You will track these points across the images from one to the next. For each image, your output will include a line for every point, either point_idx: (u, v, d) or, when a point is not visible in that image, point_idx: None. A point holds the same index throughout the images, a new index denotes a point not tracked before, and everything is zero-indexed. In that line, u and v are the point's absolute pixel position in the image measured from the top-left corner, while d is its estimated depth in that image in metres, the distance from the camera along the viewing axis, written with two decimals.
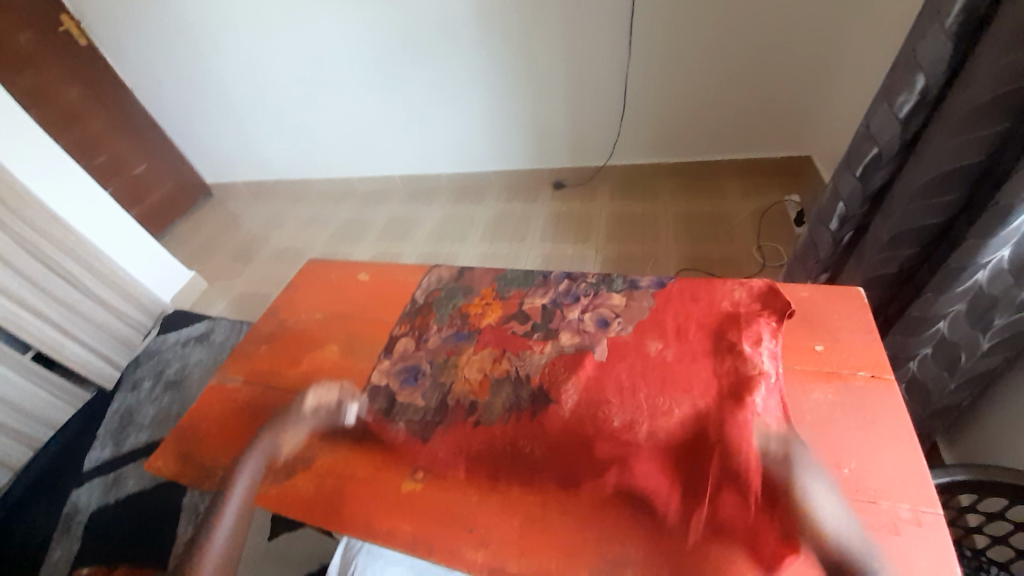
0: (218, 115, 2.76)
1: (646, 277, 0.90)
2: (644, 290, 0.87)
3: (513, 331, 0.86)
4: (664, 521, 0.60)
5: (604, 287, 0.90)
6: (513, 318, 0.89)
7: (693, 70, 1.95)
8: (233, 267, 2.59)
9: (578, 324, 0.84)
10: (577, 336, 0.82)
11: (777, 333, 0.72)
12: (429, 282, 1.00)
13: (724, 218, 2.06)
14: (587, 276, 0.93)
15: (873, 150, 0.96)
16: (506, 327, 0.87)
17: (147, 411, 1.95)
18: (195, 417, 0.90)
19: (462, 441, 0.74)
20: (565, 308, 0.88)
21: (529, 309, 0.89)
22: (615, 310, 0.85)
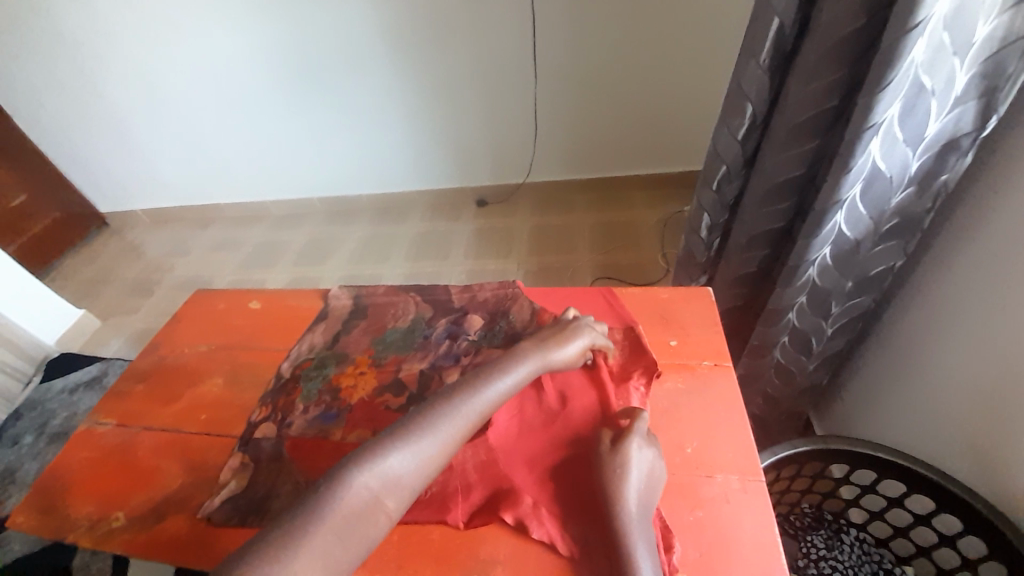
0: (111, 139, 2.56)
1: (528, 329, 0.85)
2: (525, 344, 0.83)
3: (387, 405, 0.78)
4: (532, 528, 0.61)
5: (487, 346, 0.84)
6: (387, 389, 0.80)
7: (594, 92, 2.12)
8: (132, 301, 2.38)
9: None
10: None
11: (644, 397, 0.72)
12: (299, 351, 0.90)
13: (633, 229, 2.22)
14: (469, 333, 0.87)
15: (722, 167, 1.09)
16: (380, 400, 0.79)
17: (29, 469, 1.74)
18: (58, 470, 0.82)
19: None
20: (443, 371, 0.81)
21: (405, 377, 0.81)
22: None
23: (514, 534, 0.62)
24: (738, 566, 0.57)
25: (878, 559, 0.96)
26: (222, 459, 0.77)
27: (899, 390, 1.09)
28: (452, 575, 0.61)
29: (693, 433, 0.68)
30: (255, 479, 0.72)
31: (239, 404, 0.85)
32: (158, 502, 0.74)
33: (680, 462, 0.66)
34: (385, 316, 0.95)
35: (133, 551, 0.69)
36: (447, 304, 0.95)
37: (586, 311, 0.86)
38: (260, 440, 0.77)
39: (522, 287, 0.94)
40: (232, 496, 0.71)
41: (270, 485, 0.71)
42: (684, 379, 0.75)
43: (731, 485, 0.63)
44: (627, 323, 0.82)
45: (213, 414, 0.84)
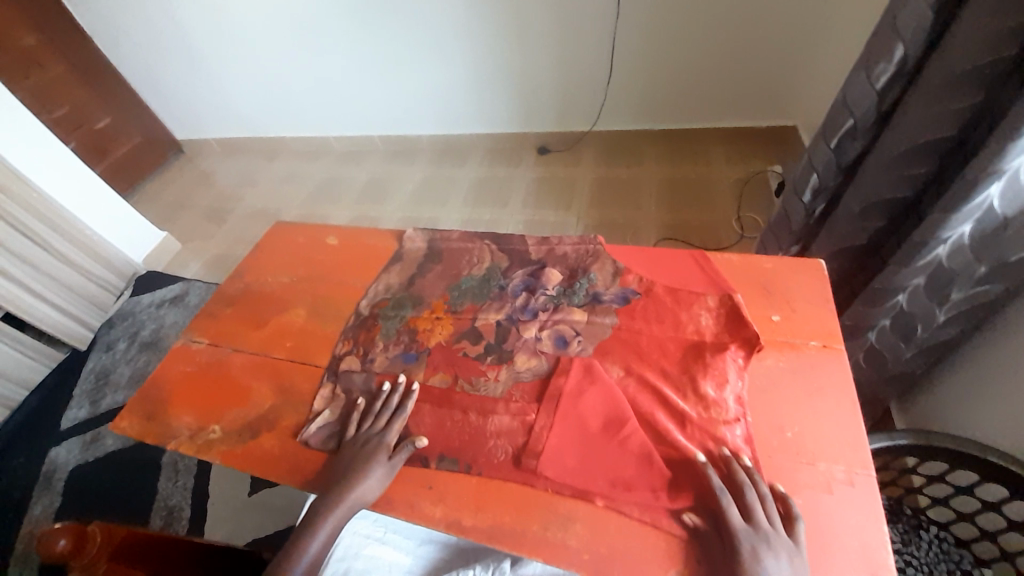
0: (185, 66, 2.60)
1: (610, 289, 0.81)
2: (607, 305, 0.79)
3: (464, 353, 0.77)
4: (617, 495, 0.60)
5: (564, 305, 0.80)
6: (463, 337, 0.80)
7: (682, 31, 1.88)
8: (207, 227, 2.51)
9: (535, 344, 0.76)
10: (534, 358, 0.74)
11: (742, 373, 0.67)
12: (376, 290, 0.91)
13: (706, 187, 2.05)
14: (547, 288, 0.84)
15: (849, 122, 0.95)
16: (458, 347, 0.78)
17: (124, 371, 1.95)
18: (159, 380, 0.89)
19: (443, 414, 0.71)
20: (521, 326, 0.79)
21: (482, 327, 0.80)
22: (576, 327, 0.76)
23: (597, 498, 0.61)
24: (839, 561, 0.54)
25: (956, 560, 0.90)
26: (308, 388, 0.80)
27: (1012, 392, 0.98)
28: (529, 524, 0.61)
29: (793, 417, 0.63)
30: (343, 409, 0.75)
31: (319, 337, 0.87)
32: (249, 420, 0.79)
33: (779, 446, 0.61)
34: (460, 262, 0.92)
35: (231, 462, 0.75)
36: (524, 256, 0.91)
37: (679, 276, 0.80)
38: (347, 374, 0.79)
39: (605, 243, 0.88)
40: (328, 423, 0.74)
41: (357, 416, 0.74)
42: (786, 357, 0.68)
43: (835, 475, 0.59)
44: (724, 291, 0.76)
45: (294, 344, 0.87)
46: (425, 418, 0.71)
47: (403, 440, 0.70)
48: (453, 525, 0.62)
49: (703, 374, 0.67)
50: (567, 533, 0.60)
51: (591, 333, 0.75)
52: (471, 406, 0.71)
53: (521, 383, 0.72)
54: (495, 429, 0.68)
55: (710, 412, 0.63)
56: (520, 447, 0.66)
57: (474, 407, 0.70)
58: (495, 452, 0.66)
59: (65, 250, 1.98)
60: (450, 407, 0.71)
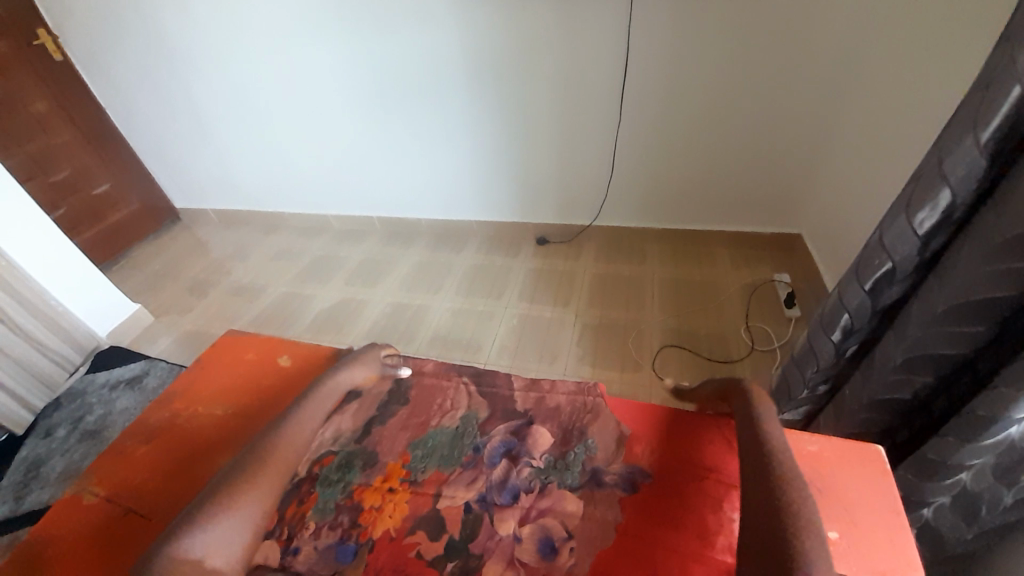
0: (194, 141, 2.64)
1: (613, 467, 0.64)
2: (609, 491, 0.61)
3: (416, 554, 0.58)
4: None
5: (552, 486, 0.63)
6: (421, 525, 0.61)
7: (684, 140, 1.89)
8: (185, 300, 2.38)
9: (511, 550, 0.57)
10: (509, 574, 0.55)
11: None
12: (321, 441, 0.73)
13: (711, 291, 1.94)
14: (534, 457, 0.66)
15: (885, 264, 0.84)
16: (409, 543, 0.59)
17: (57, 463, 1.71)
18: (27, 549, 0.68)
19: None
20: (496, 516, 0.60)
21: (445, 512, 0.61)
22: (568, 527, 0.58)
23: None
24: None
25: None
26: None
27: None
28: None
29: None
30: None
31: None
32: None
33: None
34: (430, 406, 0.76)
35: None
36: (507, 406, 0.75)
37: (705, 457, 0.63)
38: (260, 573, 0.59)
39: (606, 397, 0.73)
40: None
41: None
42: None
43: None
44: (764, 491, 0.59)
45: None
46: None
47: None
48: None
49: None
50: None
51: (588, 539, 0.57)
52: None
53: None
54: None
55: None
56: None
57: None
58: None
59: (20, 321, 1.82)
60: None
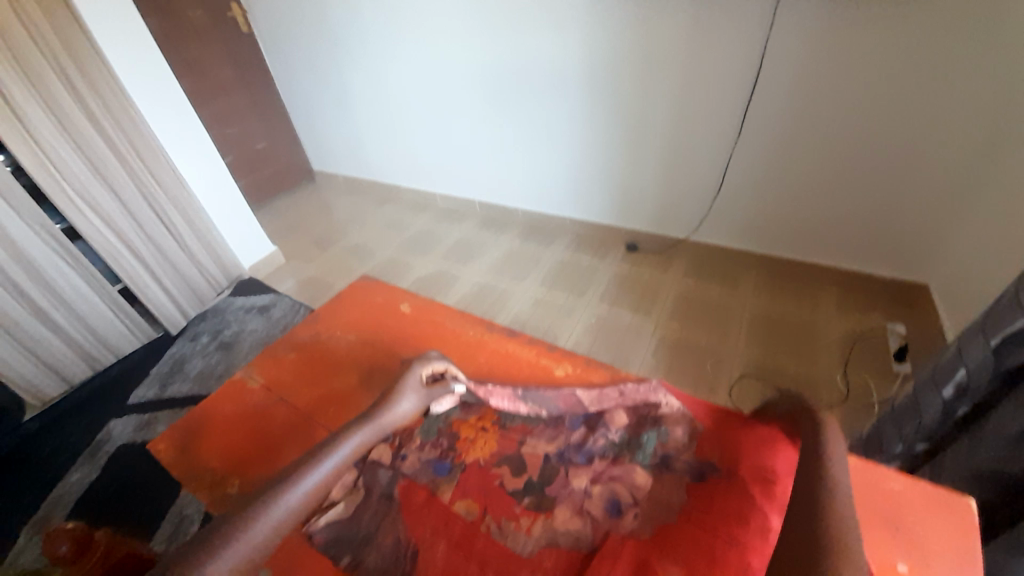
0: (337, 113, 3.00)
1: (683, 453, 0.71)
2: (676, 475, 0.68)
3: (500, 483, 0.70)
4: None
5: (622, 459, 0.72)
6: (505, 462, 0.74)
7: (805, 168, 1.79)
8: (309, 250, 2.74)
9: (581, 500, 0.67)
10: (576, 518, 0.65)
11: None
12: None
13: (808, 330, 1.83)
14: (610, 431, 0.76)
15: (1018, 323, 0.79)
16: (495, 474, 0.72)
17: (196, 364, 2.07)
18: (207, 409, 0.89)
19: (460, 559, 0.62)
20: (571, 471, 0.71)
21: (527, 457, 0.74)
22: (634, 495, 0.67)
23: None
24: None
25: None
26: None
27: None
28: None
29: None
30: (361, 510, 0.69)
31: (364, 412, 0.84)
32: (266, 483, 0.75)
33: None
34: (522, 369, 0.87)
35: None
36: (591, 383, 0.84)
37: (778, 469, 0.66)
38: (375, 467, 0.75)
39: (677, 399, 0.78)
40: (336, 521, 0.67)
41: (371, 527, 0.67)
42: None
43: None
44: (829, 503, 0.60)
45: (341, 411, 0.85)
46: (438, 555, 0.63)
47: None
48: None
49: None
50: None
51: (652, 510, 0.65)
52: (496, 558, 0.62)
53: (549, 551, 0.62)
54: None
55: None
56: None
57: (497, 563, 0.61)
58: None
59: (189, 243, 2.18)
60: (469, 552, 0.63)
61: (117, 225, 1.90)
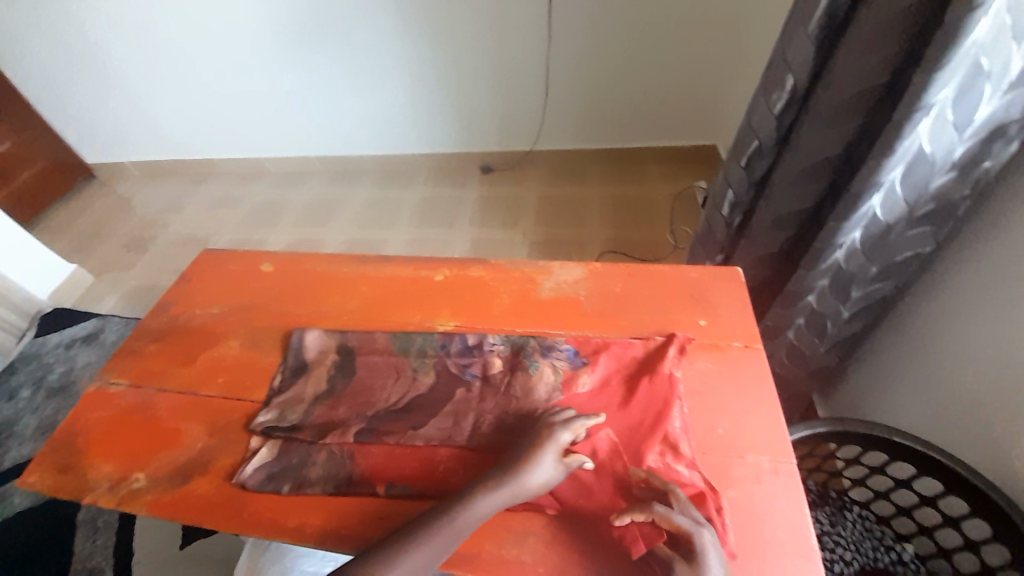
0: (99, 86, 2.41)
1: (555, 301, 0.84)
2: (555, 324, 0.81)
3: (409, 385, 0.76)
4: (564, 504, 0.62)
5: (514, 326, 0.81)
6: (405, 367, 0.78)
7: (611, 59, 2.00)
8: (124, 257, 2.28)
9: (482, 368, 0.75)
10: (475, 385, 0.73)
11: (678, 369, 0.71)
12: (310, 335, 0.85)
13: (644, 202, 2.16)
14: (493, 306, 0.85)
15: (754, 142, 1.06)
16: (399, 379, 0.77)
17: (29, 422, 1.69)
18: (74, 427, 0.80)
19: (388, 447, 0.69)
20: (464, 351, 0.78)
21: (424, 356, 0.79)
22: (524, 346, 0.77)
23: (540, 508, 0.62)
24: (769, 541, 0.58)
25: (879, 536, 0.96)
26: (245, 423, 0.76)
27: (893, 380, 1.09)
28: (486, 544, 0.61)
29: (723, 412, 0.68)
30: (289, 446, 0.72)
31: (259, 368, 0.83)
32: (176, 464, 0.73)
33: (711, 441, 0.65)
34: (401, 284, 0.92)
35: (159, 512, 0.69)
36: (468, 277, 0.91)
37: (624, 291, 0.84)
38: (281, 420, 0.75)
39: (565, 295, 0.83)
40: (266, 462, 0.71)
41: (303, 453, 0.71)
42: (715, 359, 0.73)
43: (762, 465, 0.63)
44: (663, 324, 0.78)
45: (233, 376, 0.83)
46: (373, 448, 0.70)
47: (351, 473, 0.68)
48: None
49: (644, 375, 0.70)
50: (522, 548, 0.61)
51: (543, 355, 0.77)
52: (416, 433, 0.70)
53: (466, 413, 0.71)
54: (444, 454, 0.68)
55: (655, 428, 0.64)
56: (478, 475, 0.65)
57: (420, 432, 0.70)
58: (448, 475, 0.66)
59: None
60: (396, 435, 0.70)
61: None
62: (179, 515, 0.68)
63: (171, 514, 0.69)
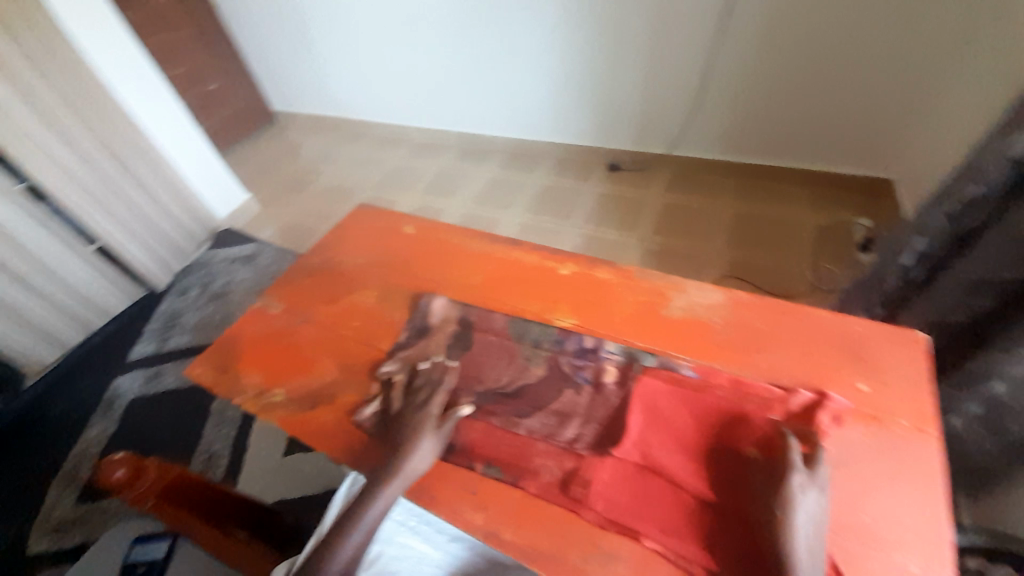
0: (294, 44, 2.77)
1: (682, 323, 0.78)
2: (680, 348, 0.75)
3: (515, 374, 0.76)
4: (661, 539, 0.58)
5: (634, 339, 0.77)
6: (514, 355, 0.79)
7: (785, 69, 1.79)
8: (285, 194, 2.64)
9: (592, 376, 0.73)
10: (582, 390, 0.72)
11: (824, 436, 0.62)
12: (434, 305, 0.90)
13: (785, 230, 1.93)
14: (614, 314, 0.82)
15: (974, 189, 0.87)
16: (508, 366, 0.77)
17: (190, 317, 2.05)
18: (238, 336, 0.95)
19: (489, 429, 0.71)
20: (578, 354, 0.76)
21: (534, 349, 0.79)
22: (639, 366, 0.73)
23: (634, 536, 0.59)
24: None
25: None
26: (368, 369, 0.84)
27: None
28: (569, 552, 0.59)
29: (870, 495, 0.58)
30: (401, 400, 0.77)
31: (388, 321, 0.90)
32: (307, 390, 0.83)
33: (849, 523, 0.56)
34: (526, 272, 0.93)
35: (288, 427, 0.79)
36: (593, 278, 0.88)
37: (767, 331, 0.75)
38: (398, 376, 0.81)
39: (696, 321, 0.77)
40: (381, 410, 0.77)
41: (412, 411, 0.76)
42: (870, 432, 0.63)
43: (911, 569, 0.53)
44: (812, 379, 0.68)
45: (365, 323, 0.91)
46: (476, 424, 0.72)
47: (453, 441, 0.71)
48: (492, 536, 0.62)
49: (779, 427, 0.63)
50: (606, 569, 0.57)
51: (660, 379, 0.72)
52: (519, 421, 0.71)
53: (573, 417, 0.70)
54: (543, 450, 0.67)
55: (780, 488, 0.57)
56: (576, 481, 0.63)
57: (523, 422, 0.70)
58: (544, 472, 0.65)
59: (162, 195, 2.06)
60: (500, 419, 0.72)
61: (76, 174, 1.75)
62: (303, 435, 0.77)
63: (297, 432, 0.78)
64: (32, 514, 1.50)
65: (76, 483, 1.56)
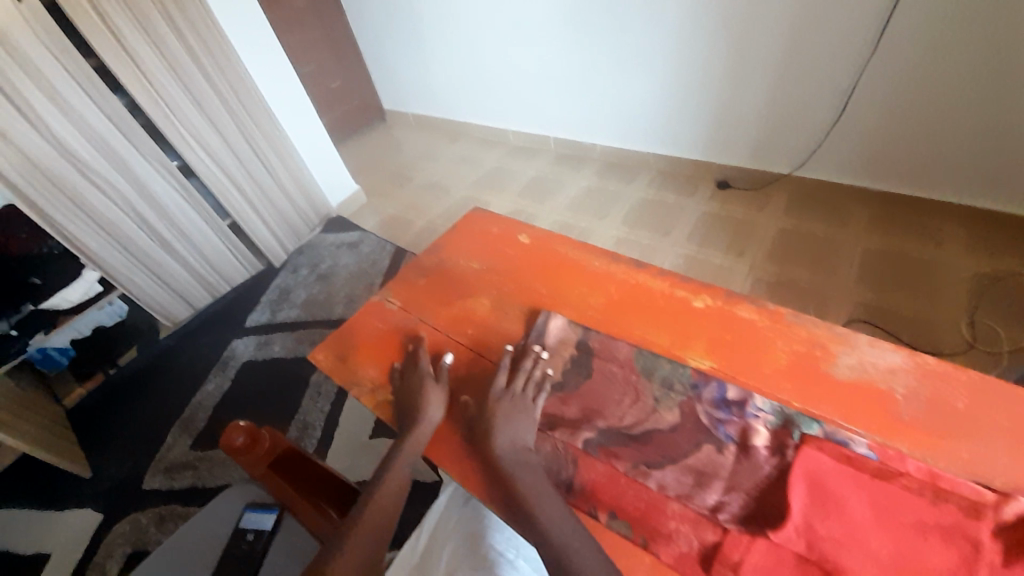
0: (408, 46, 2.90)
1: (850, 389, 0.73)
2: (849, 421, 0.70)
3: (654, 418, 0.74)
4: None
5: (792, 399, 0.73)
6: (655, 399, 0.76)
7: (962, 89, 1.50)
8: (389, 187, 2.79)
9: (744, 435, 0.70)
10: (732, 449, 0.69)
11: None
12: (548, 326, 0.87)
13: (936, 273, 1.64)
14: (767, 367, 0.77)
15: None
16: (647, 409, 0.75)
17: (300, 293, 2.21)
18: (357, 327, 0.98)
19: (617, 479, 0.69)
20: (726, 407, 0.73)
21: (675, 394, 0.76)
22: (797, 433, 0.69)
23: None
24: None
25: None
26: (484, 384, 0.83)
27: None
28: None
29: None
30: (512, 419, 0.75)
31: (503, 334, 0.89)
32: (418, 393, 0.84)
33: None
34: (654, 303, 0.88)
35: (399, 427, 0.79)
36: (737, 316, 0.84)
37: (953, 415, 0.68)
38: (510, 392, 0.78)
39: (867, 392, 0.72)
40: None
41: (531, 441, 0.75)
42: None
43: None
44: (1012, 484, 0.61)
45: (480, 334, 0.91)
46: (601, 470, 0.70)
47: (578, 484, 0.69)
48: None
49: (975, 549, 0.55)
50: None
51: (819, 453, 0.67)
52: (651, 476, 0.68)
53: (714, 479, 0.66)
54: (679, 513, 0.64)
55: None
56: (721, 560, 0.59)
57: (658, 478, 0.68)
58: (680, 540, 0.62)
59: (284, 180, 2.22)
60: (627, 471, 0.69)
61: (217, 156, 1.93)
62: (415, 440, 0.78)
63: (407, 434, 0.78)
64: (154, 453, 1.71)
65: (194, 430, 1.75)
